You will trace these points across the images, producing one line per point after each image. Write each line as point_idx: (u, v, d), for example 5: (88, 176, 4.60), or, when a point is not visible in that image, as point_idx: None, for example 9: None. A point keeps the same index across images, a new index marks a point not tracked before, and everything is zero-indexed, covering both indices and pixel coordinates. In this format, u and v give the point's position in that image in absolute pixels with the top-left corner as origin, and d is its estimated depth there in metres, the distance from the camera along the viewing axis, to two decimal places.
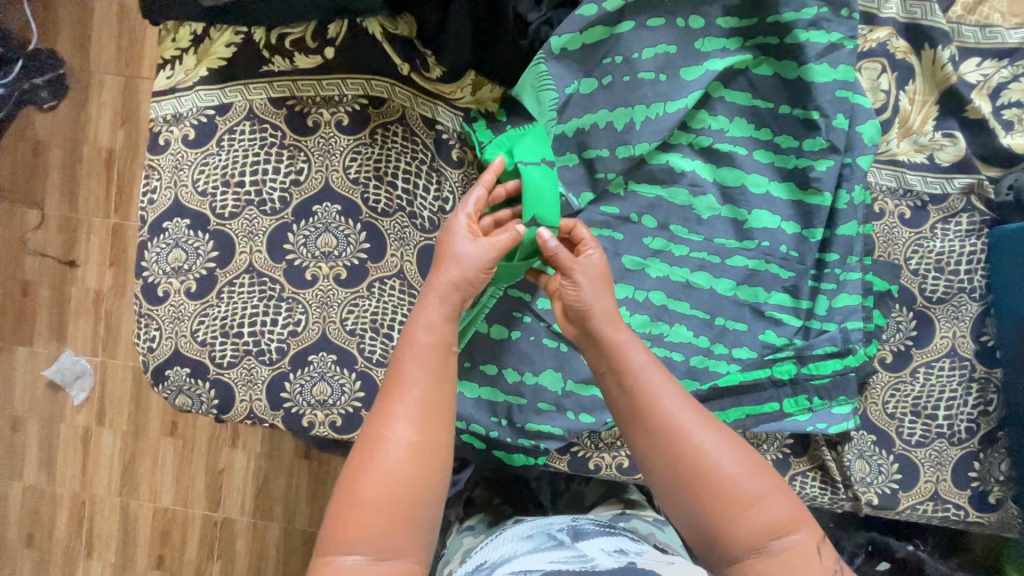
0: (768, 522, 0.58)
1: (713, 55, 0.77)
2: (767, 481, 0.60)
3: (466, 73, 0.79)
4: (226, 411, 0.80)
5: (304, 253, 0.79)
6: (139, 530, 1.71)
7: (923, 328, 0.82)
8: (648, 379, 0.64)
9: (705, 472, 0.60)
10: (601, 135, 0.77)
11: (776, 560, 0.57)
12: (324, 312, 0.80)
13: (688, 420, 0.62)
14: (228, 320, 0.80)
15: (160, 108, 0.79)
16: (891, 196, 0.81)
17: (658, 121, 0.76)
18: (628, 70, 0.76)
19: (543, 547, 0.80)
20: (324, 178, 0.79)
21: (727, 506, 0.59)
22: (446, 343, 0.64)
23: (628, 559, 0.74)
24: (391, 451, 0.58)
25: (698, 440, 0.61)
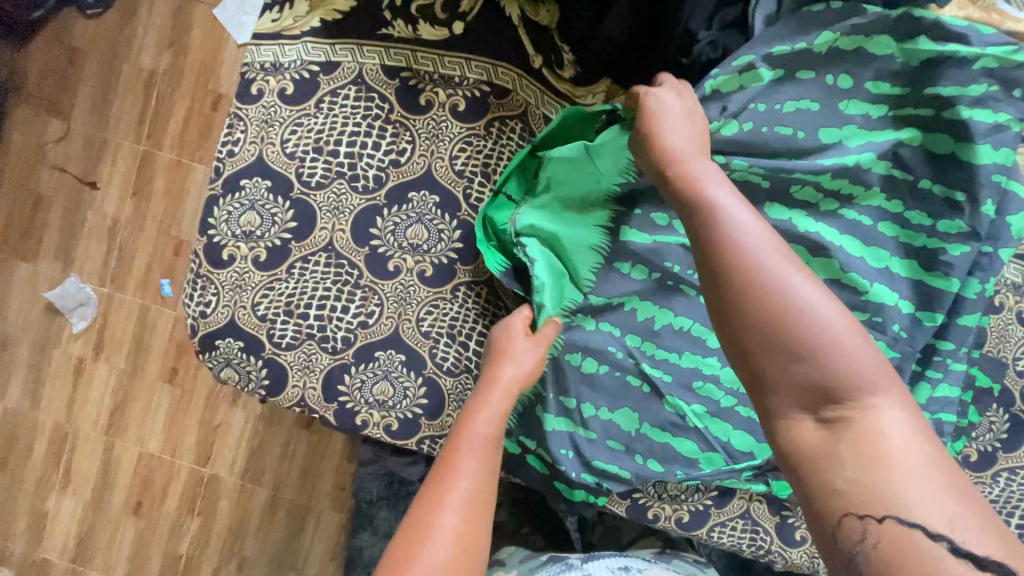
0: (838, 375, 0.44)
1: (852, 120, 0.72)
2: (855, 348, 0.45)
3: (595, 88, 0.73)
4: (275, 394, 0.74)
5: (391, 242, 0.72)
6: (120, 473, 1.64)
7: (1015, 433, 0.78)
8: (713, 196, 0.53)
9: (766, 307, 0.46)
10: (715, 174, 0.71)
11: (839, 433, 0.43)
12: (400, 308, 0.73)
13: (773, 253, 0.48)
14: (295, 298, 0.73)
15: (258, 54, 0.71)
16: (1013, 292, 0.77)
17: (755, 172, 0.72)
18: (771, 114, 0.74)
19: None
20: (426, 164, 0.72)
21: (784, 352, 0.45)
22: (499, 440, 0.62)
23: None
24: (435, 543, 0.52)
25: (762, 266, 0.48)
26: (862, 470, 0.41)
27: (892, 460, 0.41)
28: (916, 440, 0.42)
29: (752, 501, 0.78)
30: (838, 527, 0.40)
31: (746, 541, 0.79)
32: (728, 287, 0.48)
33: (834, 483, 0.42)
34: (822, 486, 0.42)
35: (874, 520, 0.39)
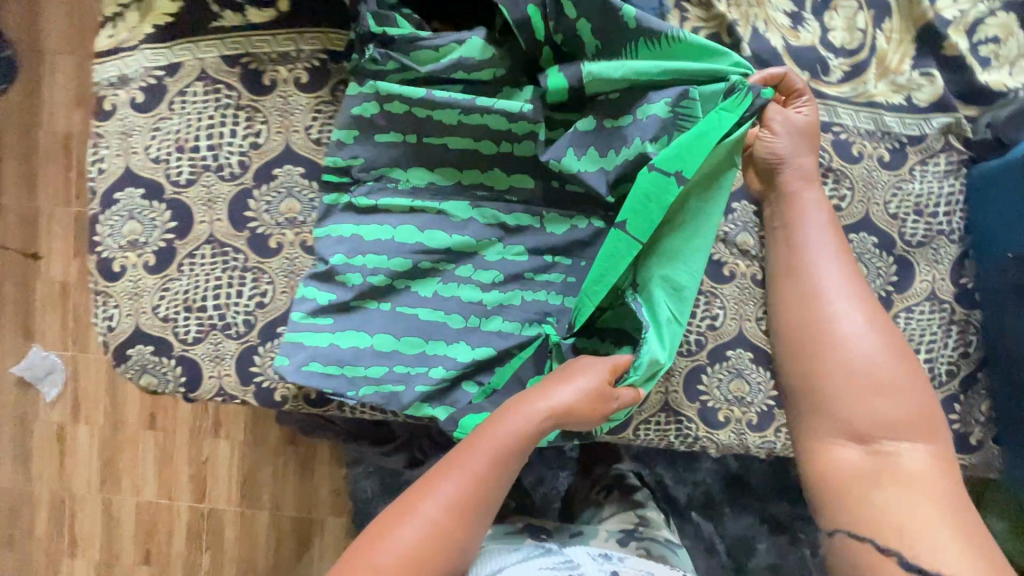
0: (898, 411, 0.68)
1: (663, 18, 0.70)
2: (877, 398, 0.68)
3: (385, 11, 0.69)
4: (194, 389, 0.78)
5: (267, 220, 0.76)
6: (123, 527, 1.67)
7: (904, 273, 0.81)
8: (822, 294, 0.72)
9: (825, 365, 0.70)
10: (634, 129, 0.70)
11: (894, 438, 0.67)
12: (292, 280, 0.77)
13: (831, 289, 0.73)
14: (191, 294, 0.76)
15: (103, 70, 0.74)
16: (869, 139, 0.80)
17: (653, 129, 0.69)
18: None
19: (530, 555, 0.79)
20: (284, 140, 0.75)
21: (839, 397, 0.69)
22: (468, 504, 0.63)
23: (611, 567, 0.77)
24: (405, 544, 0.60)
25: (853, 367, 0.69)
26: (889, 464, 0.66)
27: (916, 480, 0.65)
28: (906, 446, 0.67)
29: (669, 393, 0.82)
30: (835, 533, 0.66)
31: (673, 432, 0.81)
32: (805, 339, 0.72)
33: (880, 493, 0.65)
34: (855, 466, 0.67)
35: (881, 550, 0.61)
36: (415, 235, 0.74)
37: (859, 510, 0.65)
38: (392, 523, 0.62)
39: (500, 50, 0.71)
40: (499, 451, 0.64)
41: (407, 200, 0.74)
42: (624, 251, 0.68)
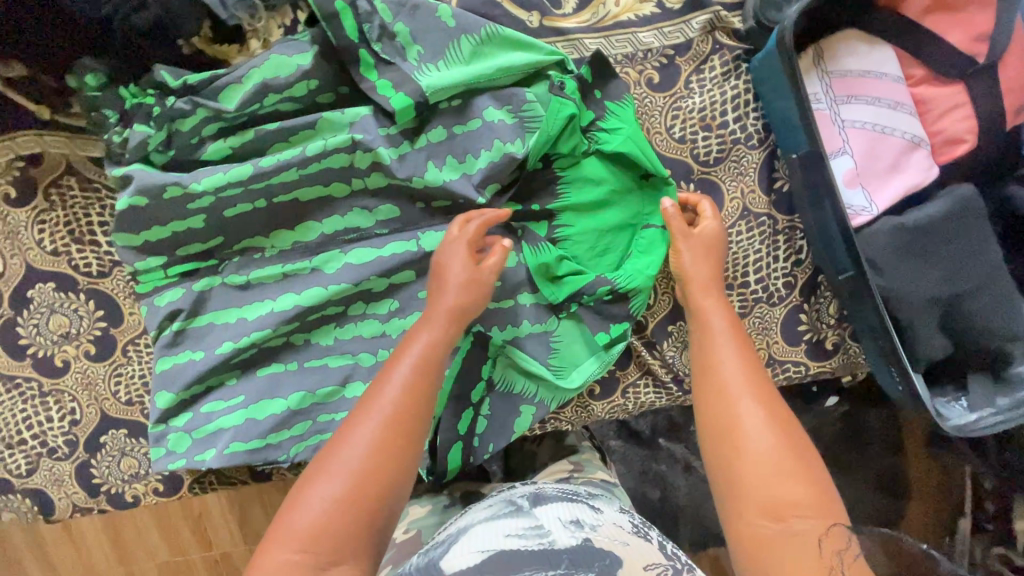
0: (791, 494, 0.52)
1: (400, 26, 0.65)
2: (771, 427, 0.55)
3: (153, 68, 0.63)
4: (50, 515, 0.79)
5: (42, 340, 0.74)
6: None
7: (709, 197, 0.74)
8: (716, 327, 0.63)
9: (727, 407, 0.57)
10: (486, 131, 0.68)
11: (796, 536, 0.50)
12: (93, 392, 0.76)
13: (744, 389, 0.58)
14: (5, 432, 0.76)
15: None
16: (631, 64, 0.71)
17: (510, 132, 0.67)
18: (254, 43, 0.68)
19: (498, 516, 0.62)
20: (23, 260, 0.72)
21: (730, 438, 0.55)
22: (421, 394, 0.58)
23: (584, 533, 0.57)
24: (310, 505, 0.51)
25: (746, 404, 0.57)
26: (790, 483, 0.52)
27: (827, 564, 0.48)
28: (804, 494, 0.52)
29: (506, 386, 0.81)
30: None
31: None
32: (715, 418, 0.57)
33: (761, 504, 0.52)
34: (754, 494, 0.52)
35: None
36: (267, 307, 0.72)
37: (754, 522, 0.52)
38: (304, 490, 0.52)
39: (225, 96, 0.64)
40: (407, 386, 0.58)
41: (242, 276, 0.72)
42: (592, 259, 0.74)
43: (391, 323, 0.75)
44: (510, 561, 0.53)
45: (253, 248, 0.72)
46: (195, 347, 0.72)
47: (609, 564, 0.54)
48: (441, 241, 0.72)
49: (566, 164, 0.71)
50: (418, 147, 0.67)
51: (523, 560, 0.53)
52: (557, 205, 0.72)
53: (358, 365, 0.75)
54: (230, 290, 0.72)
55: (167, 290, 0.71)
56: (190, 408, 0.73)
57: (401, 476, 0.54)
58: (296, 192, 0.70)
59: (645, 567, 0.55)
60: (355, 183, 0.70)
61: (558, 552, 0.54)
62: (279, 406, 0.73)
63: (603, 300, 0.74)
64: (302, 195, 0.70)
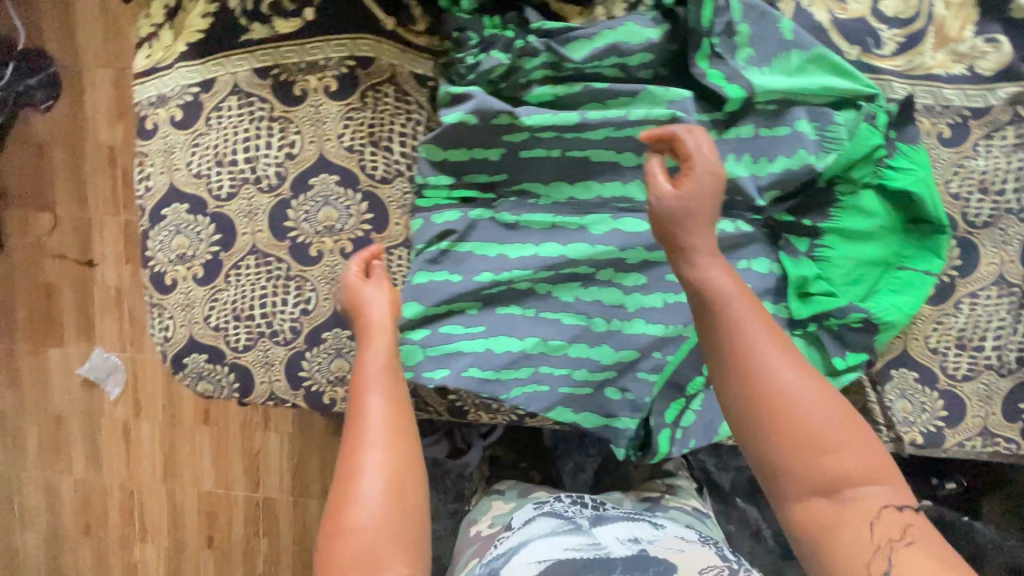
0: (847, 511, 0.49)
1: (743, 26, 0.71)
2: (809, 393, 0.51)
3: (523, 10, 0.69)
4: (248, 394, 0.81)
5: (306, 228, 0.77)
6: (186, 513, 1.80)
7: (968, 257, 0.77)
8: (719, 291, 0.56)
9: (749, 363, 0.52)
10: (790, 140, 0.72)
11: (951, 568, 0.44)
12: (334, 288, 0.78)
13: (793, 386, 0.51)
14: (239, 304, 0.79)
15: (144, 91, 0.76)
16: (928, 115, 0.75)
17: (812, 146, 0.71)
18: (599, 10, 0.72)
19: (557, 531, 0.76)
20: (318, 149, 0.76)
21: (765, 407, 0.51)
22: (399, 410, 0.62)
23: (639, 547, 0.71)
24: (365, 516, 0.56)
25: (781, 373, 0.53)
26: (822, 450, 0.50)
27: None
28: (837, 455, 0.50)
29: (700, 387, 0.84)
30: None
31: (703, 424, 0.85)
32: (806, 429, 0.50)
33: (826, 498, 0.49)
34: (811, 488, 0.50)
35: None
36: (529, 250, 0.75)
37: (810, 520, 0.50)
38: (350, 502, 0.57)
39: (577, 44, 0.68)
40: (375, 386, 0.63)
41: (513, 215, 0.75)
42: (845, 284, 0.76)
43: (631, 296, 0.77)
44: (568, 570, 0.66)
45: (531, 193, 0.75)
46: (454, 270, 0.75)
47: (663, 570, 0.65)
48: (708, 232, 0.75)
49: (848, 190, 0.74)
50: (727, 138, 0.73)
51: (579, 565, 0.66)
52: (827, 226, 0.75)
53: (589, 328, 0.77)
54: (497, 226, 0.75)
55: (446, 206, 0.74)
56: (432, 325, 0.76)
57: (416, 487, 0.59)
58: (591, 151, 0.73)
59: (702, 568, 0.66)
60: (646, 157, 0.74)
61: (613, 560, 0.67)
62: (512, 344, 0.76)
63: (850, 327, 0.75)
64: (595, 154, 0.73)
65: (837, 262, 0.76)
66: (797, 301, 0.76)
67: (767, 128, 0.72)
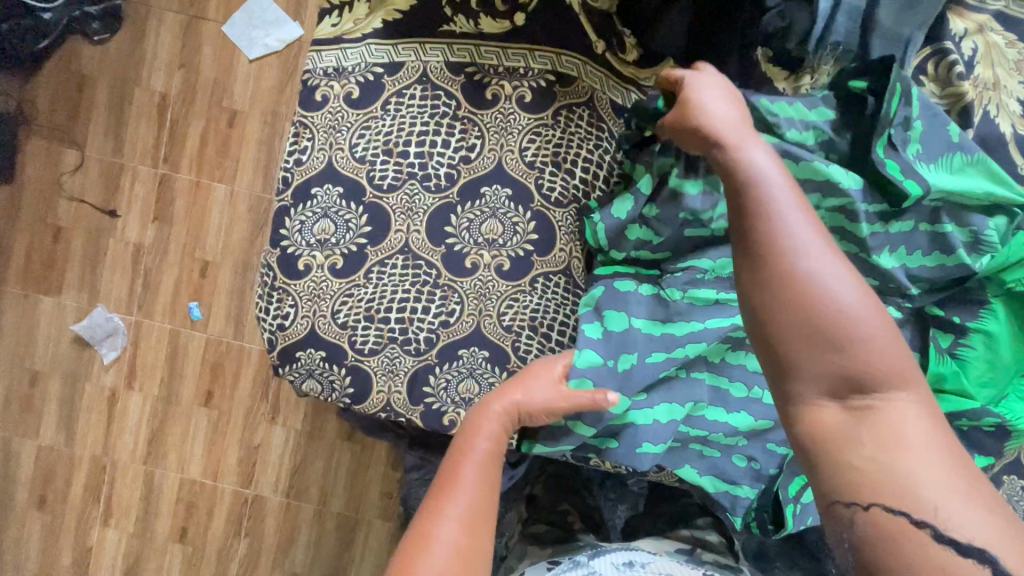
0: (861, 362, 0.46)
1: (919, 122, 0.73)
2: (925, 419, 0.44)
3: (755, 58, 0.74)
4: (360, 402, 0.74)
5: (466, 238, 0.72)
6: (160, 517, 1.47)
7: None
8: (779, 215, 0.52)
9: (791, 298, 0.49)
10: (949, 239, 0.72)
11: (876, 430, 0.44)
12: (481, 304, 0.73)
13: (827, 268, 0.49)
14: (374, 303, 0.72)
15: (321, 60, 0.72)
16: None
17: (968, 248, 0.72)
18: (808, 78, 0.75)
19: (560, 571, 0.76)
20: (497, 158, 0.72)
21: (824, 349, 0.47)
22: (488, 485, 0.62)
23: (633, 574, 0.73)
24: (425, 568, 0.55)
25: (871, 338, 0.47)
26: (883, 450, 0.43)
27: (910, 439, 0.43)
28: (979, 512, 0.40)
29: None
30: None
31: None
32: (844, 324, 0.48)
33: (853, 476, 0.44)
34: (837, 464, 0.45)
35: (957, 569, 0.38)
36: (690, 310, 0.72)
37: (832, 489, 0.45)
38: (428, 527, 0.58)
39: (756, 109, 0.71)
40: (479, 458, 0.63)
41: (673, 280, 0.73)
42: (981, 382, 0.76)
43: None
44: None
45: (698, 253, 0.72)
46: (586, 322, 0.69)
47: None
48: None
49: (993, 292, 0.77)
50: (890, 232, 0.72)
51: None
52: (970, 324, 0.76)
53: (728, 394, 0.75)
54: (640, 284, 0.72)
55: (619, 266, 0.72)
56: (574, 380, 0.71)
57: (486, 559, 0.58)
58: None
59: None
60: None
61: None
62: (660, 411, 0.71)
63: (979, 429, 0.76)
64: None
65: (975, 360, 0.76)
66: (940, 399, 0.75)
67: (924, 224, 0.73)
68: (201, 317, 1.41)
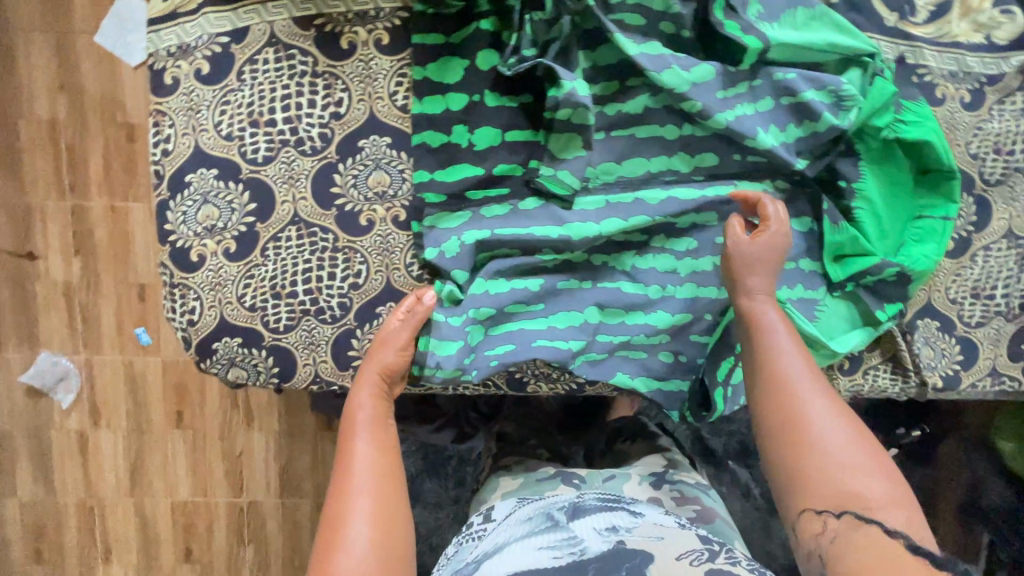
0: (840, 488, 0.60)
1: None
2: (889, 495, 0.59)
3: None
4: (288, 379, 0.74)
5: (355, 195, 0.71)
6: (162, 543, 1.48)
7: (982, 212, 0.83)
8: (783, 365, 0.68)
9: (794, 404, 0.65)
10: (814, 103, 0.73)
11: (841, 487, 0.60)
12: (386, 259, 0.73)
13: (806, 391, 0.66)
14: (278, 280, 0.72)
15: (160, 40, 0.68)
16: (952, 81, 0.80)
17: (833, 107, 0.73)
18: None
19: (535, 532, 0.70)
20: (368, 108, 0.70)
21: (814, 461, 0.62)
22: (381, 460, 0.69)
23: (617, 536, 0.67)
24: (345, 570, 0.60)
25: (864, 488, 0.59)
26: (843, 481, 0.60)
27: (883, 515, 0.57)
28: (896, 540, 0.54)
29: None
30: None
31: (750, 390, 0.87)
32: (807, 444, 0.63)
33: (826, 499, 0.60)
34: (814, 495, 0.61)
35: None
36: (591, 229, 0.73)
37: (805, 504, 0.61)
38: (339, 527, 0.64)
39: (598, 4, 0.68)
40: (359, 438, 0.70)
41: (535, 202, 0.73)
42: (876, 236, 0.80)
43: (684, 261, 0.77)
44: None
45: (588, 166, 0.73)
46: (443, 244, 0.72)
47: (638, 564, 0.62)
48: (756, 191, 0.77)
49: (868, 145, 0.78)
50: (756, 111, 0.73)
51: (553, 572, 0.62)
52: (857, 183, 0.78)
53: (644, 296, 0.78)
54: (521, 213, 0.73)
55: (498, 199, 0.73)
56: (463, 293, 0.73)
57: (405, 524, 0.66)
58: (636, 128, 0.74)
59: (677, 557, 0.64)
60: (686, 129, 0.75)
61: (585, 565, 0.62)
62: (570, 319, 0.76)
63: (884, 281, 0.79)
64: (638, 131, 0.74)
65: (867, 218, 0.79)
66: (836, 263, 0.80)
67: (784, 96, 0.73)
68: (151, 341, 1.39)
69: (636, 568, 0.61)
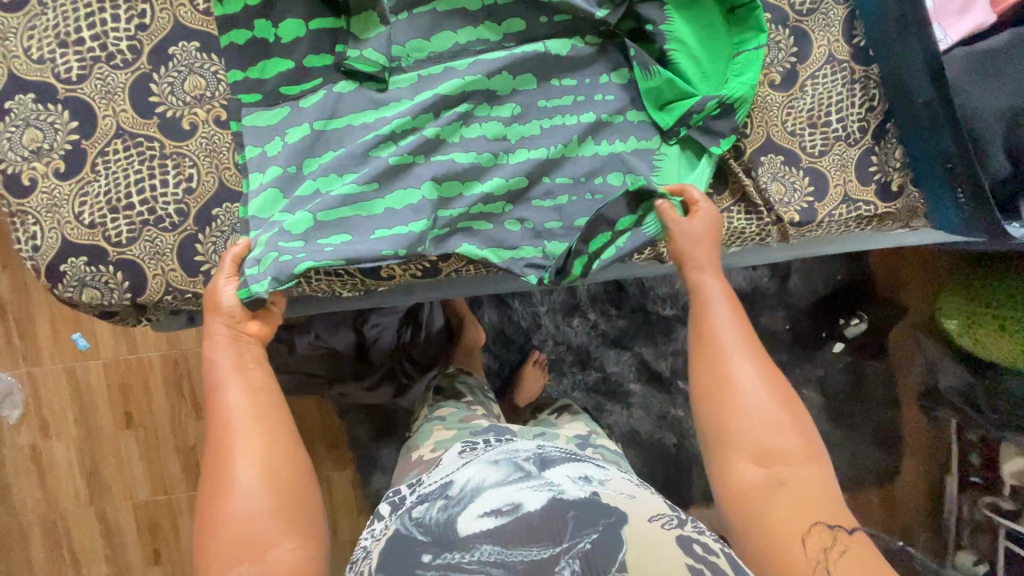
0: (777, 465, 0.65)
1: None
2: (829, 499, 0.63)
3: None
4: (140, 293, 0.76)
5: (173, 101, 0.74)
6: (129, 548, 1.46)
7: (801, 42, 0.87)
8: (718, 323, 0.72)
9: (725, 369, 0.69)
10: None
11: (783, 485, 0.64)
12: (214, 159, 0.75)
13: (739, 350, 0.70)
14: (112, 194, 0.74)
15: None
16: None
17: None
18: None
19: (505, 478, 0.66)
20: (171, 16, 0.74)
21: (746, 417, 0.67)
22: (255, 405, 0.68)
23: (592, 488, 0.66)
24: (236, 528, 0.61)
25: (792, 463, 0.64)
26: (771, 464, 0.64)
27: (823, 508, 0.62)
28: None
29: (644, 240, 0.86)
30: None
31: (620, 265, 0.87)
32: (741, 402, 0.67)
33: (760, 512, 0.63)
34: (747, 498, 0.64)
35: None
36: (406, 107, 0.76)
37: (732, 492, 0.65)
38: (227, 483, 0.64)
39: None
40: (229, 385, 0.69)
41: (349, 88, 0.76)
42: (696, 77, 0.82)
43: (511, 128, 0.79)
44: (523, 531, 0.61)
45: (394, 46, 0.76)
46: (269, 145, 0.74)
47: (614, 521, 0.62)
48: (566, 49, 0.80)
49: None
50: None
51: (536, 520, 0.61)
52: (665, 26, 0.80)
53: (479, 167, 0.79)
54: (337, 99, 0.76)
55: (314, 89, 0.76)
56: (285, 195, 0.74)
57: (301, 474, 0.67)
58: (433, 5, 0.77)
59: (652, 517, 0.64)
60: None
61: (565, 512, 0.62)
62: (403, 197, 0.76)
63: (710, 118, 0.81)
64: (439, 6, 0.77)
65: (683, 60, 0.81)
66: (662, 109, 0.82)
67: None
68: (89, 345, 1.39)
69: (615, 522, 0.62)
